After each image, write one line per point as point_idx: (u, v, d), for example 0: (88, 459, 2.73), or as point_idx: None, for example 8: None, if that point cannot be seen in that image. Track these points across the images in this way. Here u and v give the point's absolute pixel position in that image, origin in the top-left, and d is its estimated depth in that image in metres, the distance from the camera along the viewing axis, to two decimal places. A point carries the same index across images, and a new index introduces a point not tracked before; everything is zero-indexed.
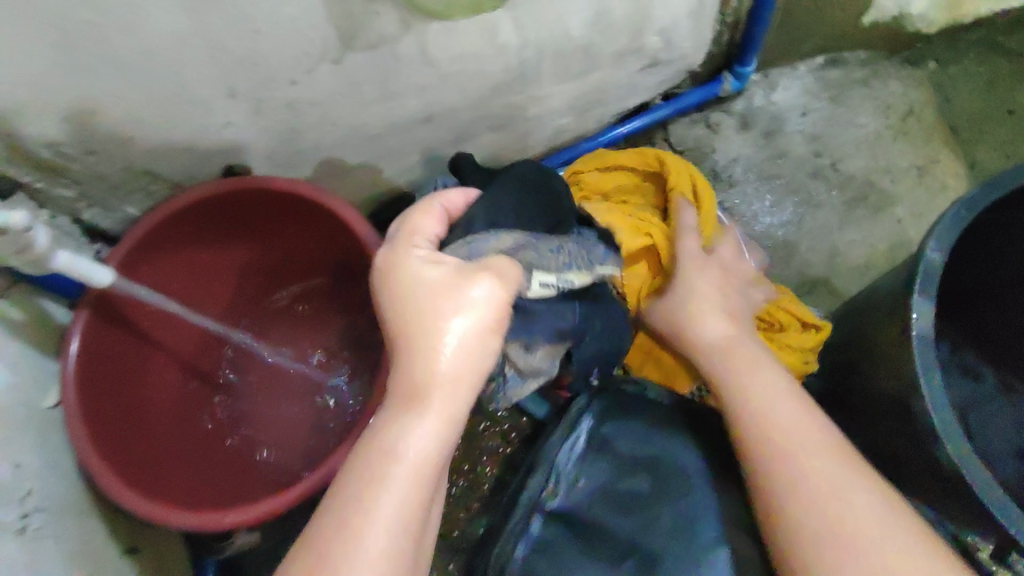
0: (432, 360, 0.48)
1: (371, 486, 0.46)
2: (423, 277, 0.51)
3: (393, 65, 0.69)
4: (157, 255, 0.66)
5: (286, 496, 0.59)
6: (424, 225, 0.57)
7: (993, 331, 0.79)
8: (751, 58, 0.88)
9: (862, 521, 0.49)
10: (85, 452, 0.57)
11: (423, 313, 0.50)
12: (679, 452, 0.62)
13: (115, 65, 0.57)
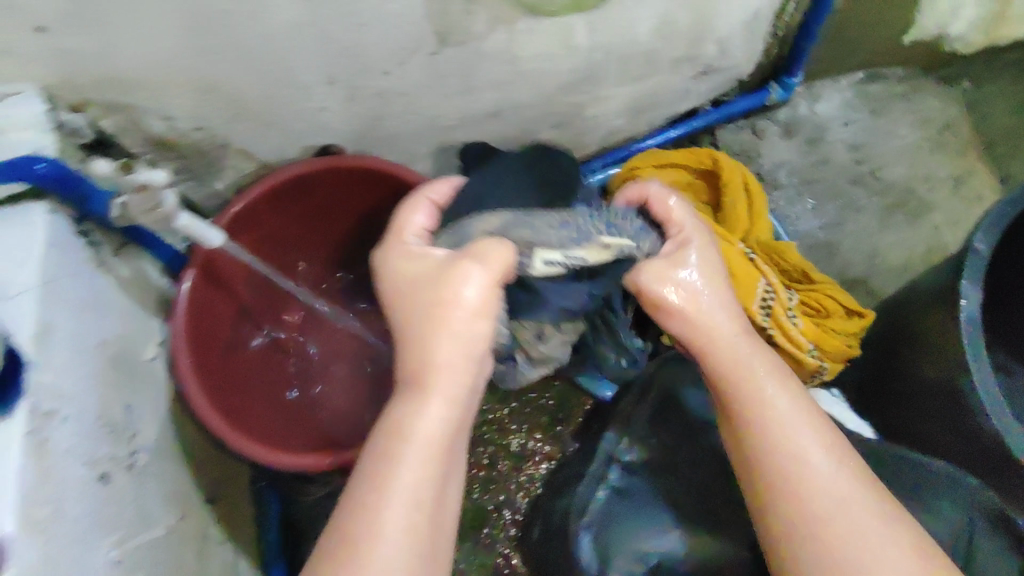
0: (427, 346, 0.53)
1: (383, 465, 0.50)
2: (420, 273, 0.57)
3: (474, 60, 0.75)
4: (256, 222, 0.72)
5: None
6: (414, 221, 0.64)
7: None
8: (798, 69, 0.94)
9: (844, 515, 0.50)
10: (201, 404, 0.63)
11: (423, 308, 0.54)
12: None
13: (237, 49, 0.63)
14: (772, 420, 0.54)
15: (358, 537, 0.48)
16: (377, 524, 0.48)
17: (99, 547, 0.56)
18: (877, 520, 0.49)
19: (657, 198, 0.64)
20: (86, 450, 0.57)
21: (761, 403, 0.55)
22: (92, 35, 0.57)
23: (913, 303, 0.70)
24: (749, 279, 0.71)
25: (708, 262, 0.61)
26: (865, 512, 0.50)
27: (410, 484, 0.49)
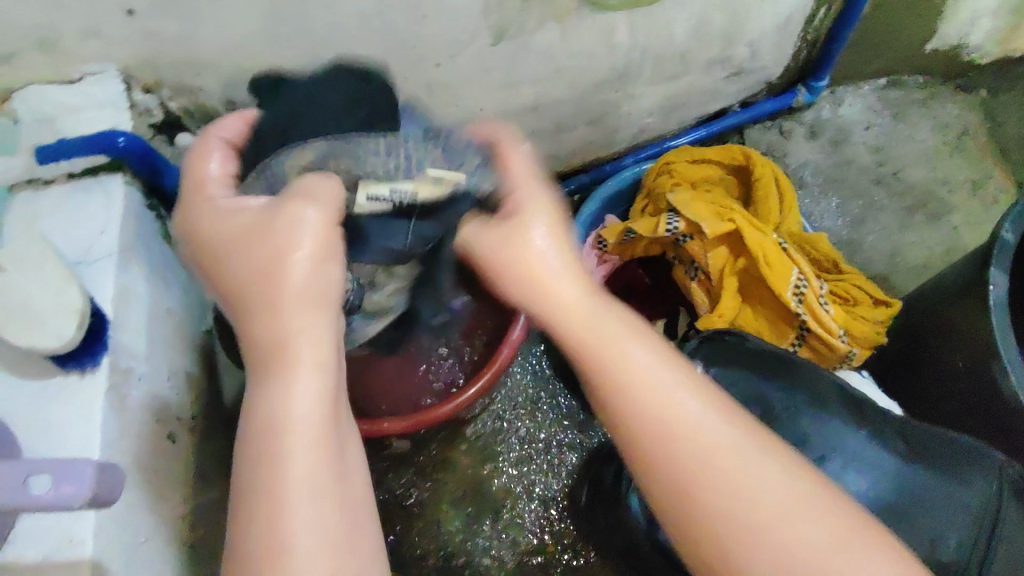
0: (270, 311, 0.46)
1: (260, 458, 0.43)
2: (241, 229, 0.48)
3: (520, 55, 0.79)
4: None
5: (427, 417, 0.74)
6: (212, 166, 0.56)
7: None
8: (825, 74, 0.98)
9: (752, 489, 0.43)
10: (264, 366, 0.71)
11: (257, 266, 0.46)
12: (786, 391, 0.66)
13: (307, 35, 0.67)
14: (647, 392, 0.46)
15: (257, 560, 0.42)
16: (270, 540, 0.42)
17: (166, 502, 0.58)
18: (786, 481, 0.44)
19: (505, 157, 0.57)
20: (156, 409, 0.60)
21: (631, 366, 0.47)
22: (177, 17, 0.61)
23: (939, 292, 0.73)
24: (783, 267, 0.75)
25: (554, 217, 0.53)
26: (785, 479, 0.44)
27: (300, 474, 0.43)
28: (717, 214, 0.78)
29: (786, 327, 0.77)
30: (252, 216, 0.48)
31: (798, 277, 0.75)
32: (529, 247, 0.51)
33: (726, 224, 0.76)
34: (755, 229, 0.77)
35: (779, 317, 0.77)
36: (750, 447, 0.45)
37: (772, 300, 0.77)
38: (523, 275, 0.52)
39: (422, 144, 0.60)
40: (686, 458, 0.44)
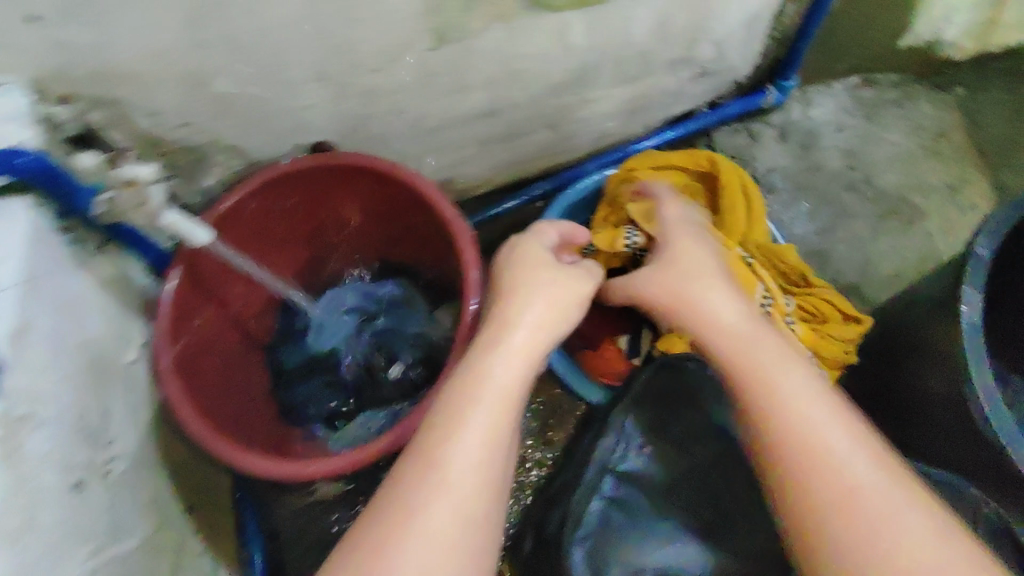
0: (516, 305, 0.56)
1: (459, 411, 0.49)
2: (528, 249, 0.61)
3: (469, 60, 0.74)
4: (233, 227, 0.67)
5: (368, 453, 0.60)
6: (561, 227, 0.68)
7: None
8: (792, 73, 0.94)
9: (890, 534, 0.43)
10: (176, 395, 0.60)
11: (525, 275, 0.59)
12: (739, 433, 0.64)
13: (230, 41, 0.62)
14: (803, 417, 0.49)
15: (417, 482, 0.45)
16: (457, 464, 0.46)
17: (71, 559, 0.53)
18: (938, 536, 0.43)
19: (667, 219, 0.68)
20: (62, 456, 0.55)
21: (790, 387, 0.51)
22: (78, 23, 0.55)
23: (918, 308, 0.69)
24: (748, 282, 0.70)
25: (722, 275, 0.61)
26: (924, 526, 0.44)
27: (469, 448, 0.47)
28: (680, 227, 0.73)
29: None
30: (539, 246, 0.62)
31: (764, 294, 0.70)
32: (680, 287, 0.61)
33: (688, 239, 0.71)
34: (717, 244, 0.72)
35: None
36: (902, 500, 0.45)
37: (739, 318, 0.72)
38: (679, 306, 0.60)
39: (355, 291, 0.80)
40: (827, 469, 0.46)
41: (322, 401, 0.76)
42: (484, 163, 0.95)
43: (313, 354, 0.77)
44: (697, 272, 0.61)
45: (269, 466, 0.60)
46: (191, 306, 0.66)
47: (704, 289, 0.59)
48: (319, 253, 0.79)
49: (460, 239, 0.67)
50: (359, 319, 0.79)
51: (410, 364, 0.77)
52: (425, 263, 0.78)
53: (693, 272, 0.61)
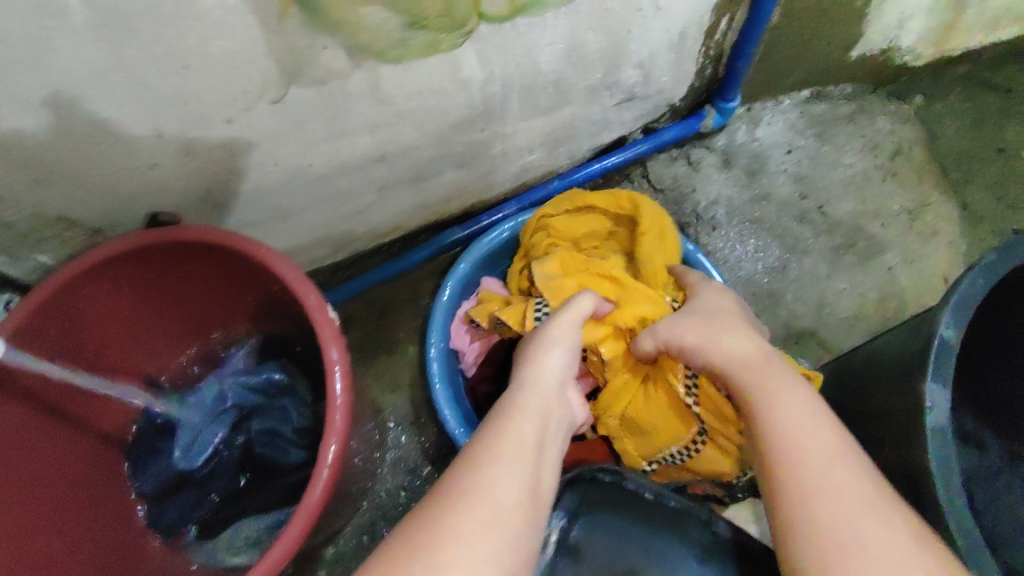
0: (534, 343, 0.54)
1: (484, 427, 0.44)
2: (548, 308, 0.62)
3: (341, 102, 0.62)
4: (53, 332, 0.55)
5: None
6: None
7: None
8: (734, 93, 0.83)
9: (886, 557, 0.37)
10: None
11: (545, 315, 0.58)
12: (666, 563, 0.48)
13: (15, 103, 0.50)
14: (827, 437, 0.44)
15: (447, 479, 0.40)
16: (510, 449, 0.42)
17: None
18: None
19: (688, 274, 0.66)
20: None
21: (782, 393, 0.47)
22: None
23: (876, 377, 0.60)
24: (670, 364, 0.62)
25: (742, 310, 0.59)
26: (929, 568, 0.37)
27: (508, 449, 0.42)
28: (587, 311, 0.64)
29: (685, 425, 0.64)
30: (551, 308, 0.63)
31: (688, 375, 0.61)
32: (680, 319, 0.58)
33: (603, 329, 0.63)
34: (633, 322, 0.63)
35: (672, 415, 0.64)
36: (901, 517, 0.39)
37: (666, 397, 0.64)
38: (691, 334, 0.55)
39: (230, 381, 0.68)
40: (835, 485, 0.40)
41: (190, 516, 0.64)
42: (390, 210, 0.83)
43: (179, 471, 0.65)
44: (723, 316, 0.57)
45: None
46: (18, 418, 0.55)
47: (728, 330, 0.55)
48: (180, 336, 0.68)
49: (323, 332, 0.55)
50: (233, 417, 0.67)
51: (292, 467, 0.64)
52: (296, 345, 0.66)
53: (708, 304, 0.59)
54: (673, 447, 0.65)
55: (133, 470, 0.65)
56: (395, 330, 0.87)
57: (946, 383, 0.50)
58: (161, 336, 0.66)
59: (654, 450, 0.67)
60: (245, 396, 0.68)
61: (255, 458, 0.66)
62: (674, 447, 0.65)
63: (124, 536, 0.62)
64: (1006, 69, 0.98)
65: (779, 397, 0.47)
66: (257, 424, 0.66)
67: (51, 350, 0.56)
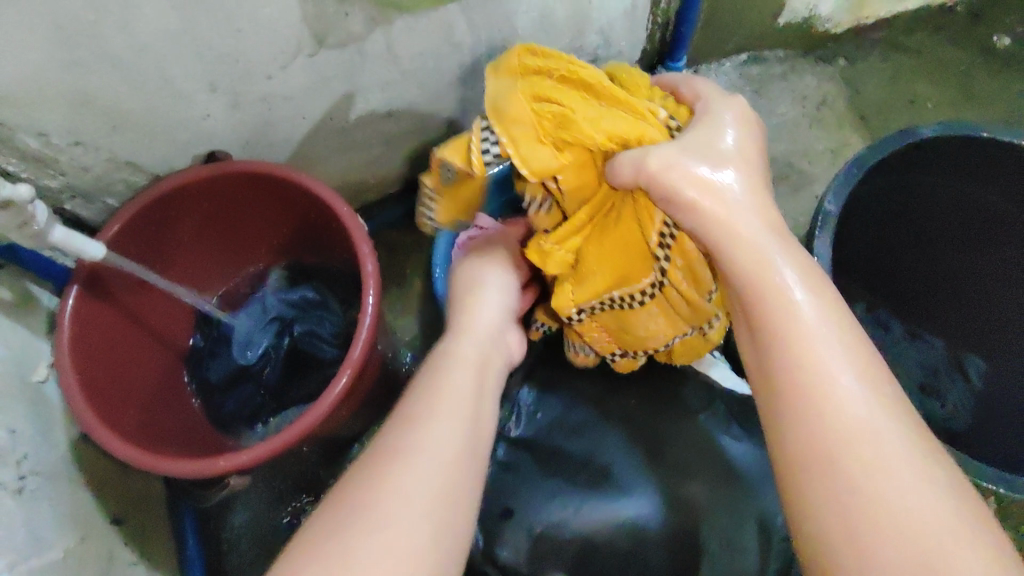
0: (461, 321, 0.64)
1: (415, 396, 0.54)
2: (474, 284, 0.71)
3: (358, 61, 0.77)
4: (138, 236, 0.69)
5: (295, 431, 0.62)
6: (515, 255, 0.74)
7: (933, 309, 0.84)
8: (680, 55, 0.99)
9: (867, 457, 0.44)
10: (72, 388, 0.61)
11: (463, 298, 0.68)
12: (621, 398, 0.71)
13: (105, 60, 0.64)
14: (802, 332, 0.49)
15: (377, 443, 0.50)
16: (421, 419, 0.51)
17: None
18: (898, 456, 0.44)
19: (696, 91, 0.62)
20: None
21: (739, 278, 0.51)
22: None
23: None
24: (646, 206, 0.58)
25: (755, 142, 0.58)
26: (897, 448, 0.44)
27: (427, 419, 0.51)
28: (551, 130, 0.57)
29: (642, 272, 0.61)
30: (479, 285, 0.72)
31: (666, 223, 0.57)
32: (679, 155, 0.53)
33: (562, 159, 0.57)
34: (605, 141, 0.56)
35: (629, 261, 0.61)
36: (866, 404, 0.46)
37: (629, 240, 0.60)
38: (690, 178, 0.53)
39: (271, 296, 0.82)
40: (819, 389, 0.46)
41: (241, 409, 0.78)
42: (396, 161, 0.97)
43: (237, 365, 0.78)
44: (724, 163, 0.55)
45: (156, 467, 0.60)
46: (105, 315, 0.68)
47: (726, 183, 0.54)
48: (229, 263, 0.82)
49: (354, 236, 0.70)
50: (277, 325, 0.81)
51: (329, 361, 0.79)
52: (327, 264, 0.80)
53: (707, 138, 0.56)
54: (613, 294, 0.63)
55: (194, 374, 0.79)
56: (403, 267, 1.02)
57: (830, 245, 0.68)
58: (218, 257, 0.80)
59: (588, 297, 0.63)
60: (285, 309, 0.82)
61: (299, 356, 0.79)
62: (616, 292, 0.63)
63: (191, 422, 0.75)
64: (919, 34, 1.14)
65: (759, 283, 0.51)
66: (298, 325, 0.80)
67: (132, 250, 0.70)
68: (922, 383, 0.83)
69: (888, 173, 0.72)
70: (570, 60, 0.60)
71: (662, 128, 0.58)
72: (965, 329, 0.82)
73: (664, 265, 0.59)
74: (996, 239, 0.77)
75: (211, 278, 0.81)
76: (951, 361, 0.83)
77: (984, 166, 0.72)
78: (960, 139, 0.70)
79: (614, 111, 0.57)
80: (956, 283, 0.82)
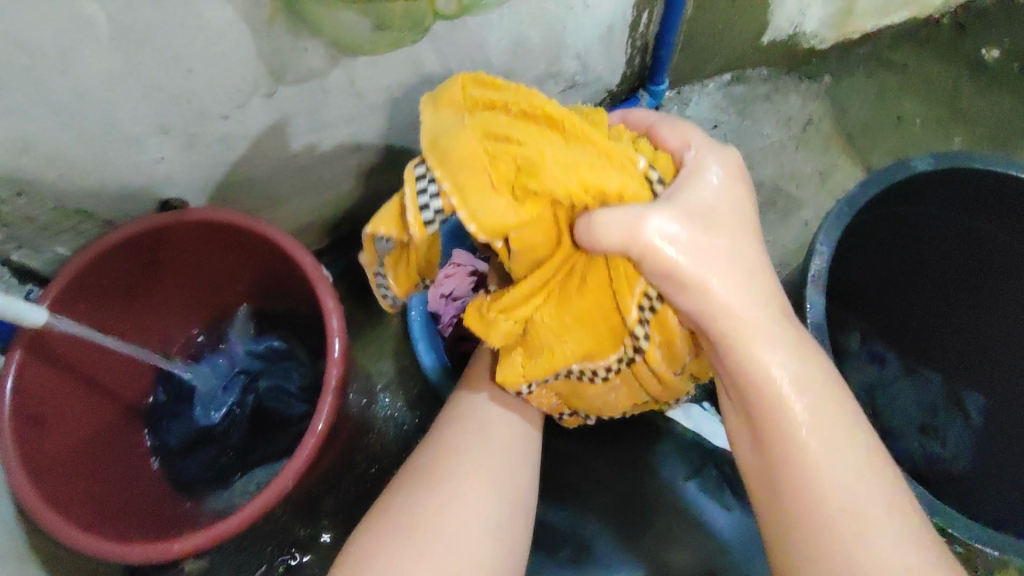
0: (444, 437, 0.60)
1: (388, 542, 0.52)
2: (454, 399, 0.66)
3: (322, 97, 0.73)
4: (87, 295, 0.65)
5: (256, 507, 0.58)
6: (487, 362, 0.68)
7: (935, 337, 0.80)
8: (662, 78, 0.95)
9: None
10: (15, 468, 0.56)
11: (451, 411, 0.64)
12: (604, 462, 0.72)
13: (43, 106, 0.59)
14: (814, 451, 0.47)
15: None
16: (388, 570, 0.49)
17: None
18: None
19: (681, 132, 0.54)
20: None
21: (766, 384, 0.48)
22: None
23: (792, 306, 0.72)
24: (627, 275, 0.51)
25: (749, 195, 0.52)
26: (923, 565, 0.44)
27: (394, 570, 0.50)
28: (511, 176, 0.48)
29: (613, 345, 0.55)
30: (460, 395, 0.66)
31: (647, 295, 0.51)
32: (677, 228, 0.46)
33: (519, 214, 0.49)
34: (578, 193, 0.47)
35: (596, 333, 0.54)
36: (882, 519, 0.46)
37: (597, 310, 0.53)
38: (692, 262, 0.46)
39: (235, 348, 0.78)
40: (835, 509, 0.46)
41: (203, 473, 0.73)
42: (368, 195, 0.93)
43: (199, 427, 0.73)
44: (728, 238, 0.48)
45: (108, 553, 0.56)
46: (51, 382, 0.63)
47: (733, 273, 0.48)
48: (188, 312, 0.77)
49: (318, 286, 0.65)
50: (242, 380, 0.76)
51: (298, 417, 0.75)
52: (293, 312, 0.76)
53: (703, 203, 0.49)
54: (575, 365, 0.56)
55: (153, 435, 0.74)
56: (376, 307, 0.97)
57: (822, 289, 0.64)
58: (175, 308, 0.75)
59: (546, 369, 0.56)
60: (251, 362, 0.77)
61: (264, 412, 0.75)
62: (578, 365, 0.56)
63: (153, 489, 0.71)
64: (903, 47, 1.12)
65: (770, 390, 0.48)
66: (265, 381, 0.76)
67: (79, 309, 0.65)
68: (923, 425, 0.81)
69: (885, 205, 0.69)
70: (534, 99, 0.52)
71: (643, 183, 0.50)
72: (964, 363, 0.79)
73: (641, 344, 0.53)
74: (1004, 277, 0.73)
75: (168, 330, 0.76)
76: (949, 396, 0.81)
77: (991, 200, 0.69)
78: (962, 171, 0.66)
79: (589, 158, 0.49)
80: (956, 315, 0.78)
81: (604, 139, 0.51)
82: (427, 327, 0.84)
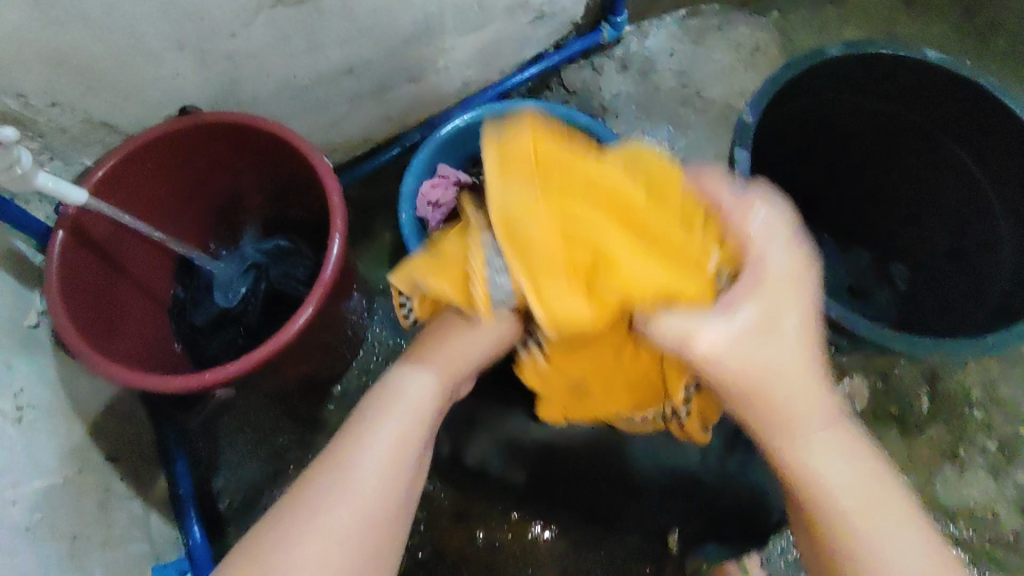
0: (395, 393, 0.57)
1: (309, 487, 0.51)
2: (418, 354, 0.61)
3: (317, 20, 0.82)
4: (121, 187, 0.74)
5: (262, 352, 0.68)
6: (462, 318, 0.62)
7: (872, 220, 0.94)
8: (622, 8, 1.08)
9: None
10: (65, 324, 0.66)
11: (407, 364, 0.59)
12: None
13: (77, 18, 0.68)
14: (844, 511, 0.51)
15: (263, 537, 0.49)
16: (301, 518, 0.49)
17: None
18: None
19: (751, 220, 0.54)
20: None
21: (803, 459, 0.52)
22: None
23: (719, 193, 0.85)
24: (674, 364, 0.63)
25: (818, 302, 0.53)
26: None
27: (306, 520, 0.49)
28: (588, 274, 0.51)
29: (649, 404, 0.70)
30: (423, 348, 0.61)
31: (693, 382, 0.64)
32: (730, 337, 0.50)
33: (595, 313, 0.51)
34: (657, 295, 0.51)
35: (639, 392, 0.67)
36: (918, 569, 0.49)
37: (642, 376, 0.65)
38: (744, 367, 0.50)
39: (248, 248, 0.88)
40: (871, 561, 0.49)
41: (220, 352, 0.84)
42: (360, 121, 1.03)
43: (219, 309, 0.84)
44: (780, 333, 0.51)
45: (151, 385, 0.66)
46: (89, 261, 0.72)
47: (777, 364, 0.50)
48: (209, 216, 0.87)
49: (320, 171, 0.75)
50: (253, 273, 0.86)
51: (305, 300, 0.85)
52: (302, 212, 0.86)
53: (760, 304, 0.51)
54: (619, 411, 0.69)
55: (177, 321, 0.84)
56: (372, 220, 1.08)
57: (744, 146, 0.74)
58: (197, 210, 0.86)
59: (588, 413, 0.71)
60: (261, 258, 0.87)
61: (275, 295, 0.85)
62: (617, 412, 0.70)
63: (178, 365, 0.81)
64: None
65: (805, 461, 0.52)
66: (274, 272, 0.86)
67: (114, 201, 0.74)
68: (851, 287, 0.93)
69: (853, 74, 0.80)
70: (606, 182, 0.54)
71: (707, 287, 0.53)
72: (895, 243, 0.92)
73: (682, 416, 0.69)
74: (940, 166, 0.85)
75: (190, 232, 0.87)
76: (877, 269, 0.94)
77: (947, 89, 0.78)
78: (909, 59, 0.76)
79: (664, 263, 0.52)
80: (898, 194, 0.90)
81: (677, 239, 0.53)
82: (416, 227, 0.93)
